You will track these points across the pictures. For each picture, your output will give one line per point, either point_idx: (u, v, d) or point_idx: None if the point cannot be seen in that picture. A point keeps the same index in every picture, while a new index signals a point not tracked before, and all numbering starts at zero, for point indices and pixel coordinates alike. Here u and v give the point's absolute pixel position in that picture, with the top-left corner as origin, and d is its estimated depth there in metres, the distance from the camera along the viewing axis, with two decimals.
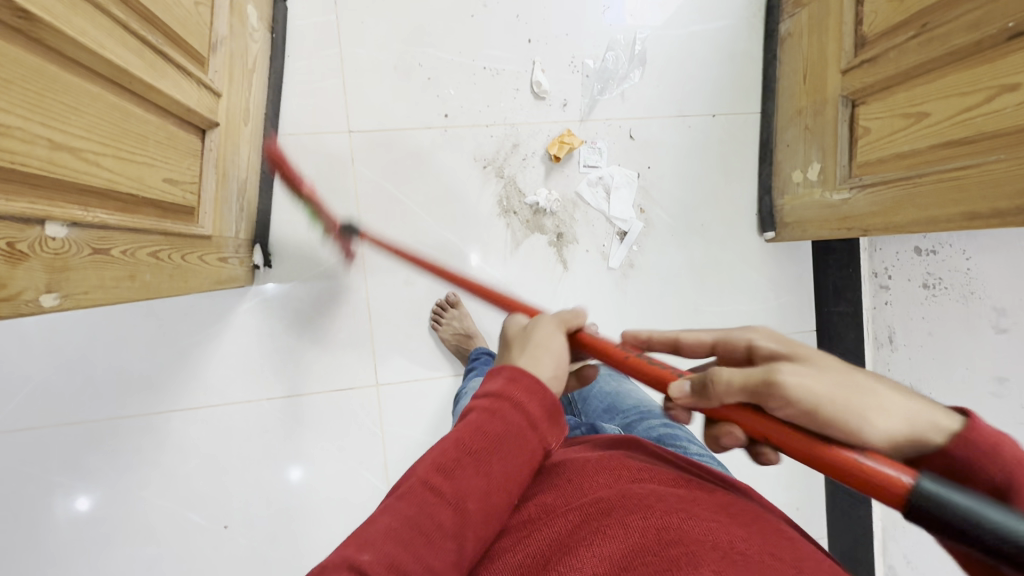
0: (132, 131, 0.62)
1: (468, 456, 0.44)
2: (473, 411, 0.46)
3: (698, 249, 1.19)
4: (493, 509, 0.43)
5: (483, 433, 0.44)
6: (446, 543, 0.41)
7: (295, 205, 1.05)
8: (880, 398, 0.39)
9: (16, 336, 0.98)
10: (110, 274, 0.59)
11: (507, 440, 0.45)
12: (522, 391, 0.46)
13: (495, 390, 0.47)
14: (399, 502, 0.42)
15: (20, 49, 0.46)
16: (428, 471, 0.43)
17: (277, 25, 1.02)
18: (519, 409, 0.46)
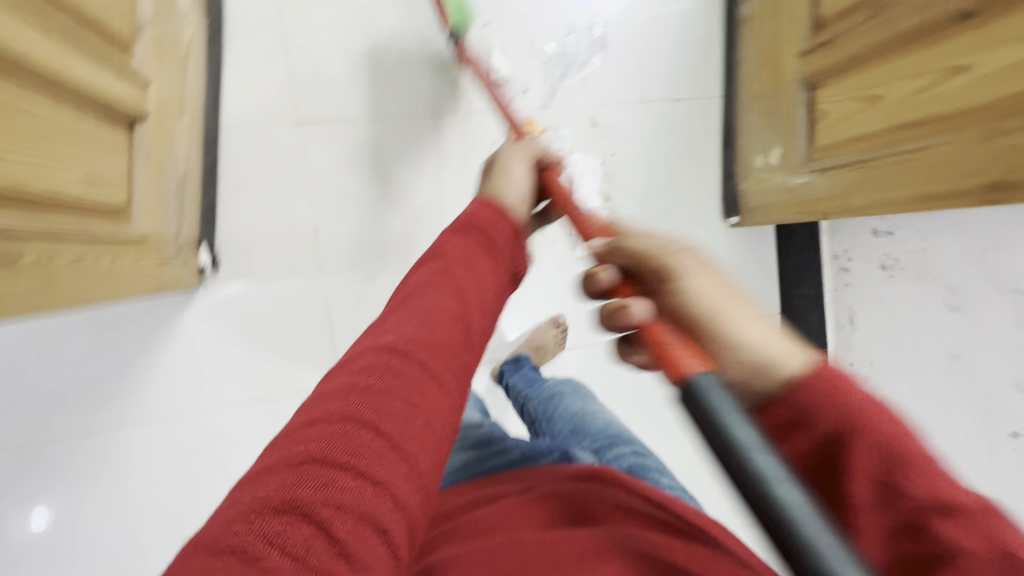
0: (41, 125, 0.55)
1: (455, 261, 0.52)
2: (449, 234, 0.56)
3: None
4: (483, 304, 0.51)
5: (463, 248, 0.54)
6: (450, 322, 0.46)
7: (243, 201, 0.99)
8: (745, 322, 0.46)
9: None
10: (22, 284, 0.53)
11: (485, 250, 0.56)
12: (486, 213, 0.59)
13: (468, 213, 0.59)
14: (401, 307, 0.47)
15: None
16: (422, 276, 0.50)
17: (212, 8, 0.95)
18: (484, 239, 0.56)
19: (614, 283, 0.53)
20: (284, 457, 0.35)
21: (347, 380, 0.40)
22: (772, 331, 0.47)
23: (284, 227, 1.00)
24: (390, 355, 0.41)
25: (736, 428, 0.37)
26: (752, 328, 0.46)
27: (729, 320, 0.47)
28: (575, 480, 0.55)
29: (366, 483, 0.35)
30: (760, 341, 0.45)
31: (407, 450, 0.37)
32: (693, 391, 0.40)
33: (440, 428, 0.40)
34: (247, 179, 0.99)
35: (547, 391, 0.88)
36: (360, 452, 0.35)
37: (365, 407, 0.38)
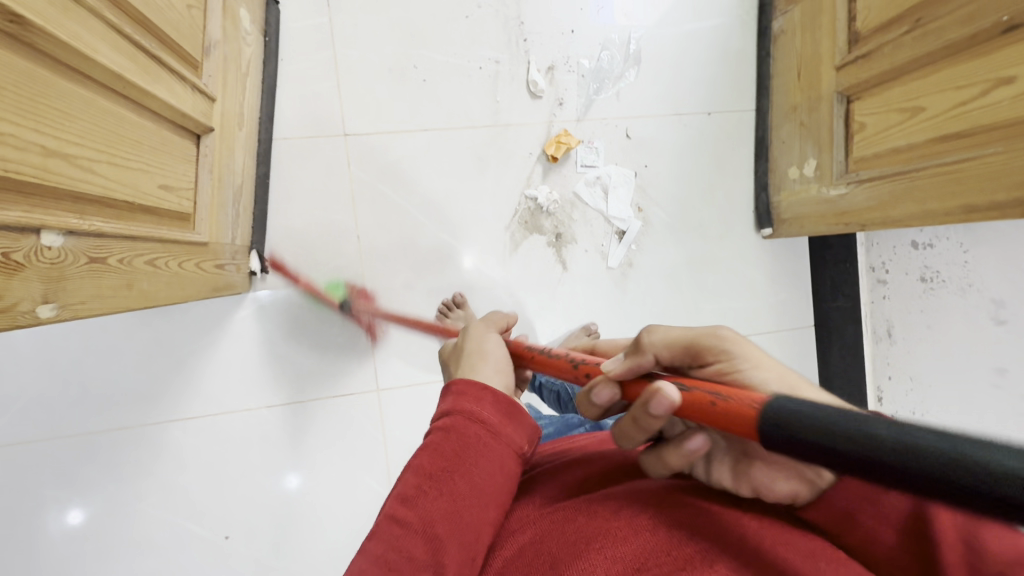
0: (126, 136, 0.60)
1: (430, 477, 0.44)
2: (429, 435, 0.47)
3: (696, 248, 1.19)
4: (466, 530, 0.42)
5: (439, 454, 0.45)
6: (427, 570, 0.40)
7: (291, 210, 1.03)
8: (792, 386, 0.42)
9: (9, 350, 0.95)
10: (106, 283, 0.57)
11: (466, 454, 0.45)
12: (471, 400, 0.48)
13: (448, 412, 0.48)
14: (373, 549, 0.42)
15: (18, 57, 0.44)
16: (394, 503, 0.44)
17: (269, 28, 1.01)
18: (474, 428, 0.46)
19: (620, 395, 0.46)
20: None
21: None
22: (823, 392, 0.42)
23: (330, 235, 1.05)
24: None
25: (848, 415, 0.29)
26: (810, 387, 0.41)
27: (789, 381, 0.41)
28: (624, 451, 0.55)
29: None
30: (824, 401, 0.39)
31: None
32: (775, 414, 0.33)
33: None
34: (296, 188, 1.03)
35: None
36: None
37: None
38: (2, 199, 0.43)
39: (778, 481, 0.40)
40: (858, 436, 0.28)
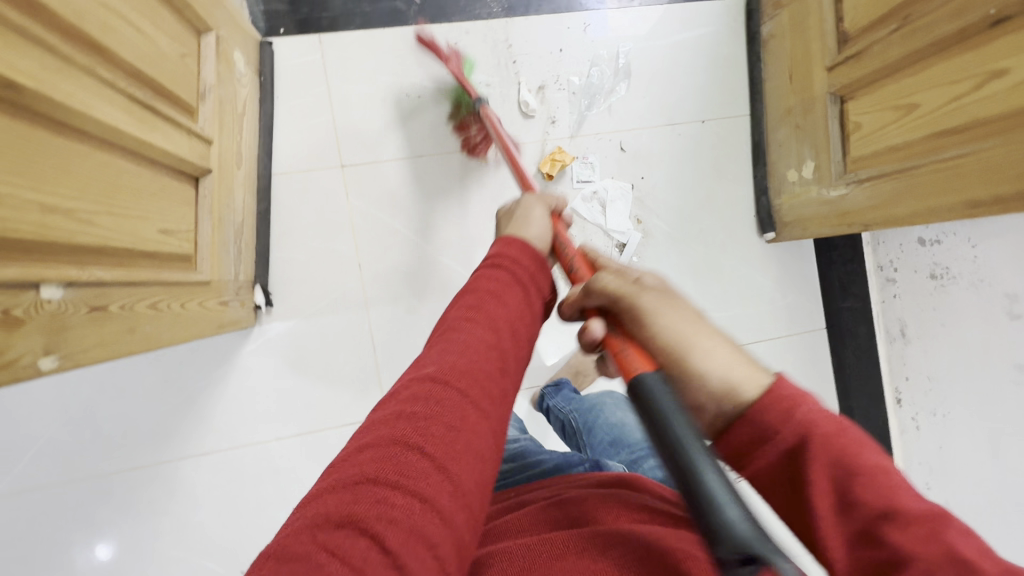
0: (124, 186, 0.62)
1: (489, 292, 0.53)
2: (479, 272, 0.57)
3: (699, 256, 1.18)
4: (519, 332, 0.52)
5: (485, 275, 0.56)
6: (495, 353, 0.47)
7: (293, 242, 1.05)
8: (709, 351, 0.48)
9: (27, 394, 0.98)
10: (108, 329, 0.58)
11: (514, 285, 0.55)
12: (506, 245, 0.61)
13: (494, 252, 0.60)
14: (443, 339, 0.48)
15: (9, 119, 0.45)
16: (459, 308, 0.52)
17: (264, 68, 1.03)
18: (517, 269, 0.57)
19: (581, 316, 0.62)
20: (335, 483, 0.37)
21: (388, 411, 0.42)
22: (745, 366, 0.47)
23: (332, 265, 1.06)
24: (430, 384, 0.43)
25: (678, 426, 0.41)
26: (719, 356, 0.48)
27: (694, 348, 0.49)
28: (616, 488, 0.54)
29: (415, 502, 0.36)
30: (720, 374, 0.46)
31: (454, 473, 0.38)
32: (639, 387, 0.46)
33: (479, 463, 0.40)
34: (297, 221, 1.05)
35: (588, 403, 0.89)
36: (402, 474, 0.37)
37: (410, 432, 0.39)
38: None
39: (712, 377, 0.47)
40: (666, 425, 0.42)
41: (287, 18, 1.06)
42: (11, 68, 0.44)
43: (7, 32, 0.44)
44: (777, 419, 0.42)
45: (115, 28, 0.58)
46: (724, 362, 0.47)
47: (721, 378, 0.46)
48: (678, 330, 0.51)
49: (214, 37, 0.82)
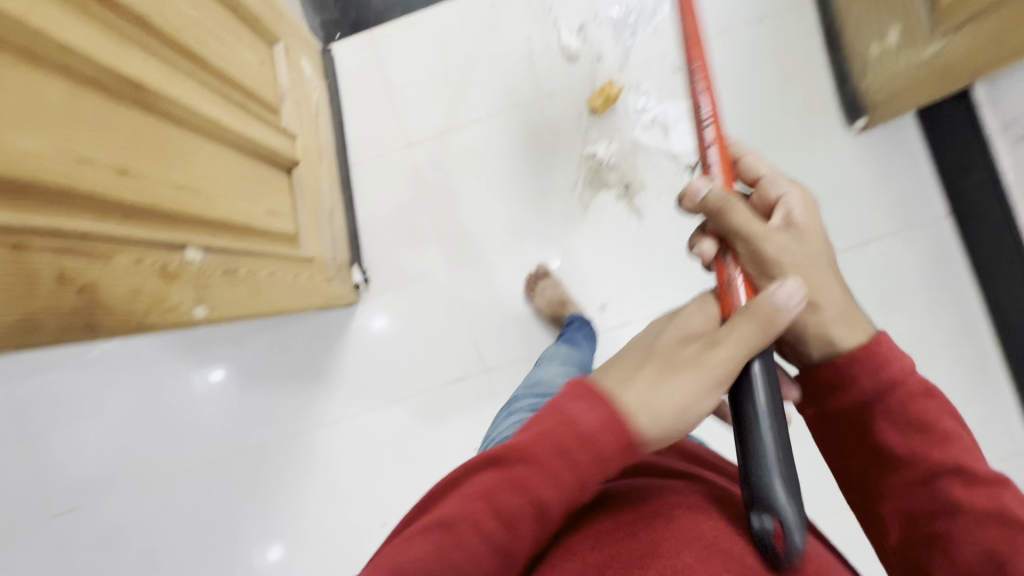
0: (233, 173, 0.72)
1: (528, 502, 0.46)
2: (541, 448, 0.47)
3: (781, 162, 1.11)
4: (538, 539, 0.47)
5: (550, 460, 0.46)
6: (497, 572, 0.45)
7: (377, 223, 1.15)
8: (820, 313, 0.56)
9: (184, 388, 1.14)
10: (241, 290, 0.69)
11: (570, 487, 0.46)
12: (596, 418, 0.48)
13: (572, 437, 0.47)
14: (443, 533, 0.45)
15: (141, 115, 0.56)
16: (486, 503, 0.46)
17: (328, 72, 1.14)
18: (581, 472, 0.46)
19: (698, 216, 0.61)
20: None
21: None
22: (849, 322, 0.56)
23: (414, 237, 1.14)
24: None
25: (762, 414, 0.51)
26: (830, 305, 0.56)
27: (815, 302, 0.56)
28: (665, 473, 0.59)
29: None
30: (835, 327, 0.55)
31: None
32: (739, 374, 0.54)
33: None
34: (377, 202, 1.15)
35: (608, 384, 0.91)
36: None
37: None
38: (153, 223, 0.55)
39: (848, 332, 0.55)
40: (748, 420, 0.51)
41: (341, 23, 1.17)
42: (137, 73, 0.55)
43: (128, 45, 0.55)
44: (881, 373, 0.52)
45: (204, 41, 0.69)
46: (841, 324, 0.56)
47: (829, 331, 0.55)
48: (805, 285, 0.57)
49: (283, 46, 0.93)
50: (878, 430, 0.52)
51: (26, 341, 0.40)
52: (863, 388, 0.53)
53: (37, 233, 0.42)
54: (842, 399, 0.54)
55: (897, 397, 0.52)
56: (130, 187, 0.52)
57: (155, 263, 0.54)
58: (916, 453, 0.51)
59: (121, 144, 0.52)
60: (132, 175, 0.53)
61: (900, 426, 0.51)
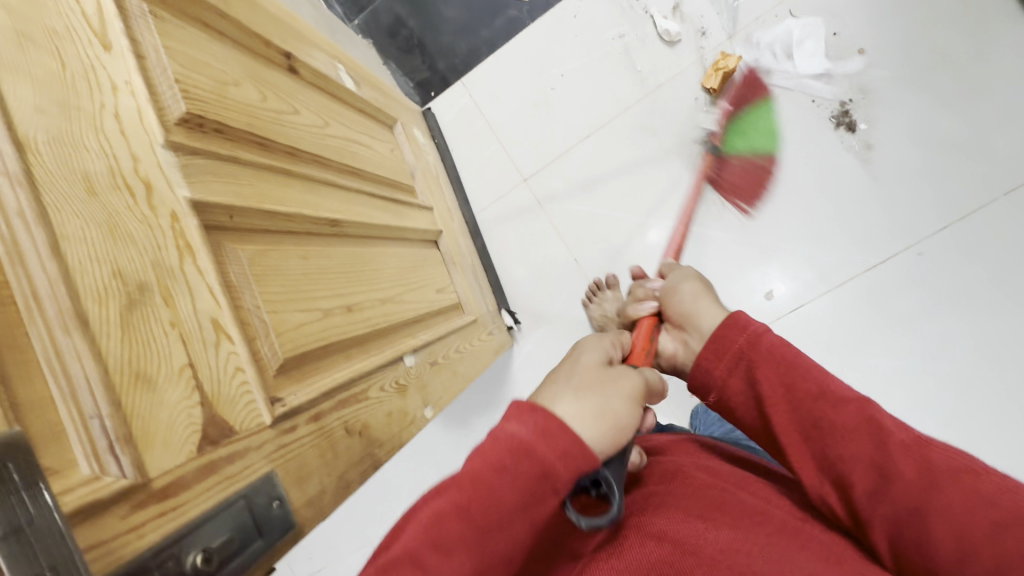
0: (409, 266, 0.76)
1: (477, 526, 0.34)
2: (478, 462, 0.36)
3: (948, 82, 0.96)
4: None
5: (497, 508, 0.35)
6: None
7: (512, 264, 1.15)
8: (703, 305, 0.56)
9: None
10: (445, 375, 0.73)
11: (520, 509, 0.35)
12: (559, 452, 0.36)
13: (517, 445, 0.36)
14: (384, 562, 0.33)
15: (343, 247, 0.60)
16: (425, 536, 0.33)
17: (435, 132, 1.16)
18: (541, 477, 0.36)
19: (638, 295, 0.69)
20: None
21: None
22: (719, 304, 0.56)
23: (552, 267, 1.13)
24: None
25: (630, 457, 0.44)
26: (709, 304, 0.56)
27: (694, 301, 0.57)
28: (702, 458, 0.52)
29: None
30: (702, 312, 0.56)
31: None
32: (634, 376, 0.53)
33: None
34: (506, 243, 1.15)
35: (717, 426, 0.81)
36: None
37: None
38: (377, 345, 0.59)
39: (713, 311, 0.55)
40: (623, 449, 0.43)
41: (433, 81, 1.19)
42: (330, 211, 0.59)
43: (318, 186, 0.59)
44: (737, 323, 0.49)
45: (358, 152, 0.73)
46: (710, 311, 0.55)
47: (698, 314, 0.56)
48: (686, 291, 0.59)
49: (400, 125, 0.96)
50: (753, 372, 0.47)
51: (345, 495, 0.44)
52: (726, 341, 0.49)
53: (324, 395, 0.45)
54: (708, 358, 0.50)
55: (760, 340, 0.48)
56: (357, 320, 0.56)
57: (393, 383, 0.58)
58: (788, 390, 0.46)
59: (341, 282, 0.56)
60: (355, 308, 0.56)
61: (766, 361, 0.47)
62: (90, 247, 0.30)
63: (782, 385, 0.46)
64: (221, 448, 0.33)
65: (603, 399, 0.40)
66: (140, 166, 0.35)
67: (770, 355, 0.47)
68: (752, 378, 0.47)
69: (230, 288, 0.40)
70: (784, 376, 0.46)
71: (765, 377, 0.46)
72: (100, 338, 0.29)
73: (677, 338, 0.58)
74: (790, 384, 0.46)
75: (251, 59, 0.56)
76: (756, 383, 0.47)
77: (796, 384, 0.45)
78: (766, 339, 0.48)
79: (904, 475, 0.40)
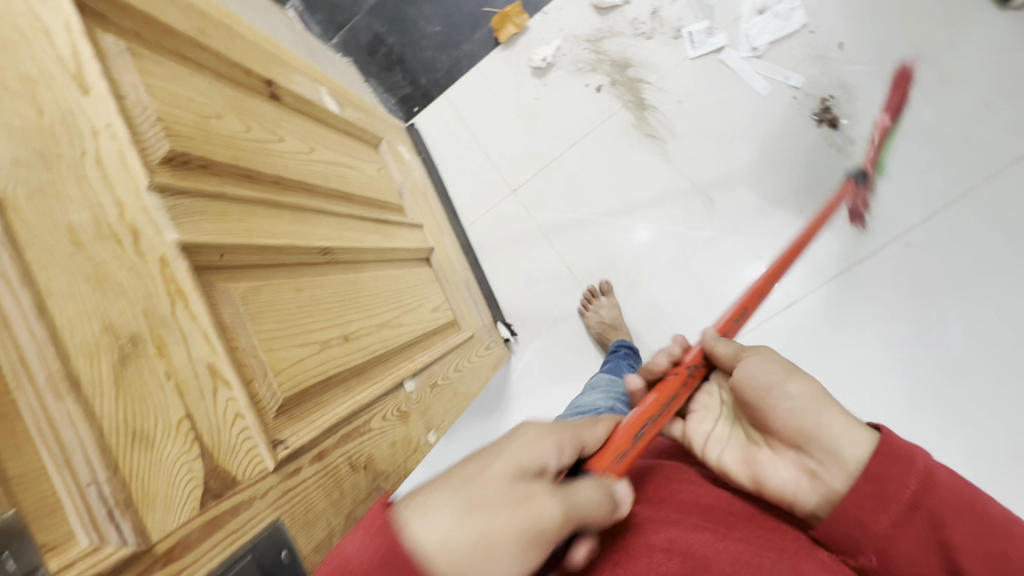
0: (403, 287, 0.75)
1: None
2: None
3: (926, 74, 0.97)
4: None
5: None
6: None
7: (504, 276, 1.14)
8: (830, 423, 0.38)
9: None
10: (445, 397, 0.72)
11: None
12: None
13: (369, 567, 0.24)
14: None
15: (336, 275, 0.58)
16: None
17: (420, 147, 1.16)
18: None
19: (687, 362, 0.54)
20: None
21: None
22: (849, 422, 0.37)
23: (543, 277, 1.12)
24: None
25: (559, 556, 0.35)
26: (834, 424, 0.37)
27: (801, 419, 0.39)
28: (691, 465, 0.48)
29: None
30: (830, 427, 0.37)
31: None
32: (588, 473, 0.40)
33: None
34: (497, 256, 1.15)
35: None
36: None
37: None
38: (375, 372, 0.57)
39: (844, 432, 0.37)
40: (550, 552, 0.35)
41: (415, 96, 1.18)
42: (321, 239, 0.58)
43: (306, 214, 0.57)
44: (898, 457, 0.34)
45: (345, 175, 0.72)
46: (835, 431, 0.37)
47: (823, 429, 0.38)
48: (791, 395, 0.40)
49: (385, 143, 0.96)
50: (939, 535, 0.32)
51: None
52: (886, 487, 0.34)
53: (325, 432, 0.44)
54: (866, 522, 0.34)
55: (934, 479, 0.33)
56: (355, 349, 0.54)
57: (393, 411, 0.57)
58: (992, 557, 0.31)
59: (336, 311, 0.55)
60: (352, 337, 0.55)
61: (951, 516, 0.32)
62: (78, 303, 0.29)
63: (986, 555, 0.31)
64: (224, 500, 0.32)
65: (483, 535, 0.27)
66: (125, 211, 0.34)
67: (954, 504, 0.32)
68: (941, 543, 0.32)
69: (225, 329, 0.39)
70: (984, 541, 0.31)
71: (964, 545, 0.32)
72: (94, 399, 0.28)
73: (792, 461, 0.39)
74: (990, 552, 0.31)
75: (232, 88, 0.55)
76: (944, 556, 0.32)
77: (993, 546, 0.31)
78: (938, 479, 0.33)
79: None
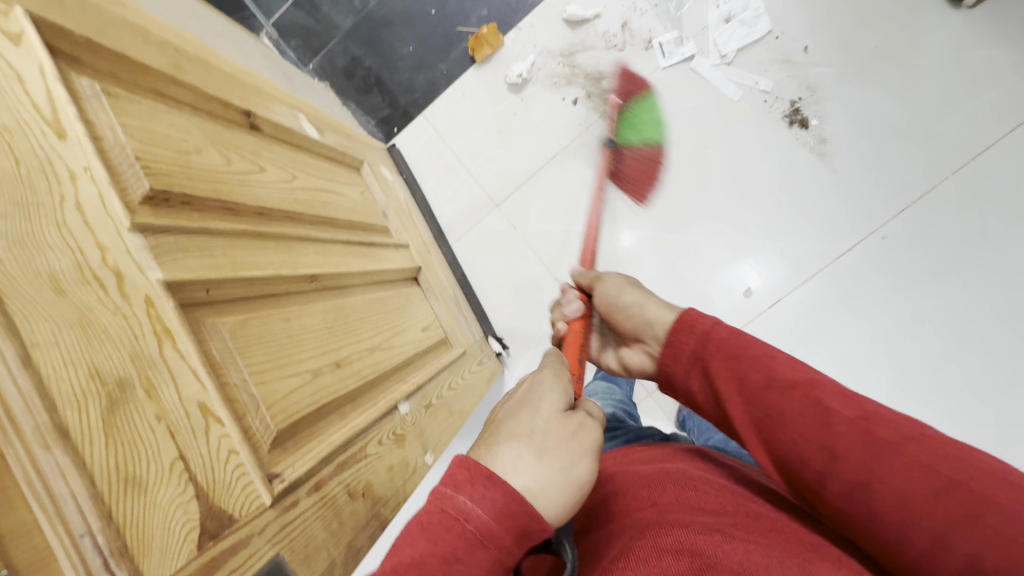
0: (392, 308, 0.75)
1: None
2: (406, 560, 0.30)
3: (888, 73, 1.01)
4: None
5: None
6: None
7: (493, 289, 1.14)
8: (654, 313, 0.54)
9: None
10: (439, 417, 0.72)
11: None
12: (515, 538, 0.32)
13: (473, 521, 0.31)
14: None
15: (324, 301, 0.58)
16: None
17: (402, 167, 1.17)
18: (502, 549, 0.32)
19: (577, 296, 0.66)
20: None
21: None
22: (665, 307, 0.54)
23: (532, 289, 1.12)
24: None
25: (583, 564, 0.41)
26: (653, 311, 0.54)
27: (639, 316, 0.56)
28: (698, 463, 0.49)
29: None
30: (652, 314, 0.54)
31: None
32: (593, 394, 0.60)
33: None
34: (485, 271, 1.15)
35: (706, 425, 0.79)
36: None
37: None
38: (369, 397, 0.57)
39: (658, 312, 0.54)
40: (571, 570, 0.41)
41: (394, 117, 1.19)
42: (307, 266, 0.57)
43: (291, 241, 0.57)
44: (684, 322, 0.48)
45: (327, 201, 0.72)
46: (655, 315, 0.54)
47: (649, 322, 0.54)
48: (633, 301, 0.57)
49: (367, 165, 0.96)
50: (709, 371, 0.46)
51: (354, 561, 0.45)
52: (675, 342, 0.49)
53: (322, 461, 0.44)
54: (668, 370, 0.49)
55: (710, 335, 0.46)
56: (347, 375, 0.54)
57: (389, 434, 0.56)
58: (738, 382, 0.43)
59: (326, 337, 0.54)
60: (344, 363, 0.55)
61: (715, 358, 0.45)
62: (63, 351, 0.30)
63: (735, 379, 0.44)
64: (223, 539, 0.34)
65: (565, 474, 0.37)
66: (106, 254, 0.34)
67: (716, 348, 0.45)
68: (706, 372, 0.46)
69: (214, 365, 0.39)
70: (738, 371, 0.44)
71: (717, 372, 0.45)
72: (84, 446, 0.29)
73: (640, 350, 0.56)
74: (738, 377, 0.44)
75: (210, 121, 0.55)
76: (715, 389, 0.45)
77: (741, 372, 0.44)
78: (714, 333, 0.46)
79: (855, 450, 0.37)
